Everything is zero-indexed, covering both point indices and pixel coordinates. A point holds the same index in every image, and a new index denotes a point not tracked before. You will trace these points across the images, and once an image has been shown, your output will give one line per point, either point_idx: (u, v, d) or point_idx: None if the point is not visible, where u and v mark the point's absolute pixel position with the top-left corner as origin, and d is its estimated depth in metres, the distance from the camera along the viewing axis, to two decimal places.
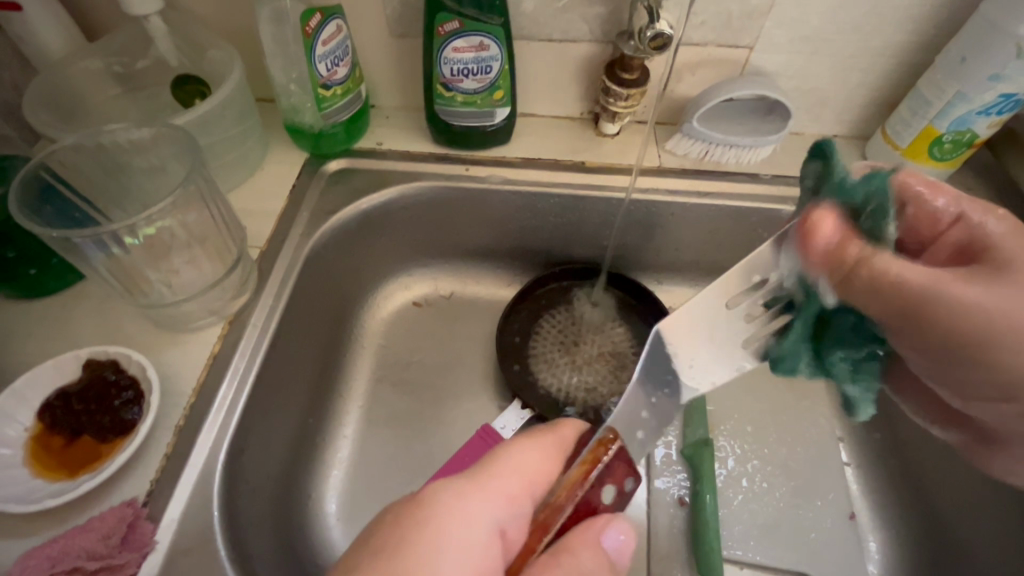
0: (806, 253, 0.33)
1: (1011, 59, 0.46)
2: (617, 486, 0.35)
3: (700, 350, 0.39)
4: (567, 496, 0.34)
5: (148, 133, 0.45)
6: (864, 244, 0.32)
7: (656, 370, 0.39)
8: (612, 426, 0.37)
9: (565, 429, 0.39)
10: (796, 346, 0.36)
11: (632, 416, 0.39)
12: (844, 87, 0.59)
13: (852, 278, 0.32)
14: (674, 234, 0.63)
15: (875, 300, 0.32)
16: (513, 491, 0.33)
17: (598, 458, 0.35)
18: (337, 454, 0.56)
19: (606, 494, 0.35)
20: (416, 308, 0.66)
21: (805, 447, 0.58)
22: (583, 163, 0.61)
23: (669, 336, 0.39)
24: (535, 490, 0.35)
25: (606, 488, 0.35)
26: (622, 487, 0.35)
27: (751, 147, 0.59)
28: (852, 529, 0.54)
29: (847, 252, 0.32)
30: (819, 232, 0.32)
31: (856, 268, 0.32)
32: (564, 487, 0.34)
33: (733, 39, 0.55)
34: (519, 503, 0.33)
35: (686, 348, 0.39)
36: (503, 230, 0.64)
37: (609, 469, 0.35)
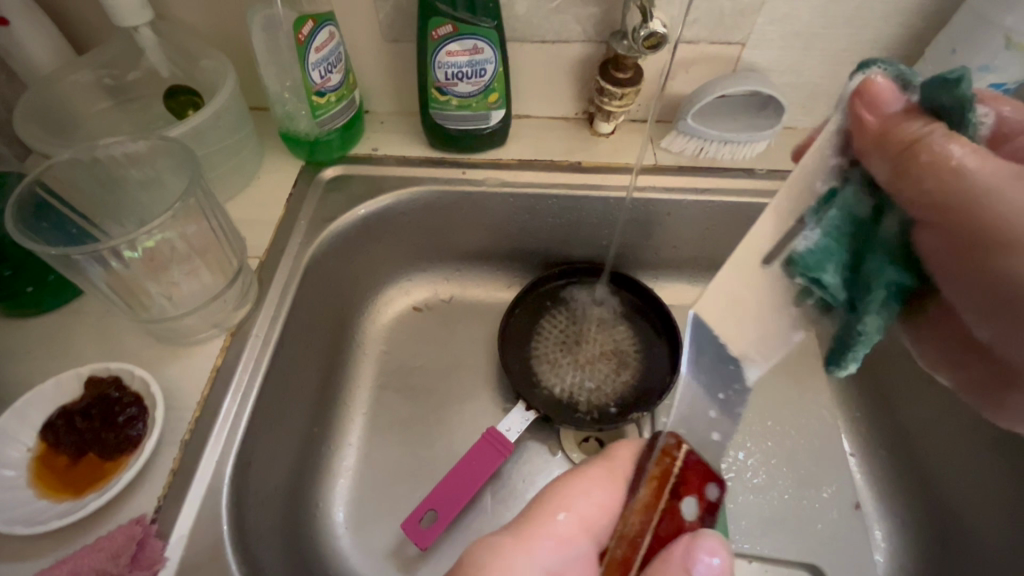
0: (877, 111, 0.29)
1: (999, 50, 0.47)
2: (695, 499, 0.35)
3: (748, 323, 0.32)
4: (643, 523, 0.35)
5: (144, 146, 0.45)
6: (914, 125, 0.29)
7: (715, 366, 0.34)
8: (672, 432, 0.36)
9: (623, 453, 0.40)
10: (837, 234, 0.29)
11: (697, 413, 0.36)
12: (836, 80, 0.59)
13: (920, 163, 0.28)
14: (673, 231, 0.63)
15: (925, 184, 0.29)
16: (564, 532, 0.37)
17: (666, 473, 0.35)
18: (343, 463, 0.56)
19: (688, 508, 0.35)
20: (416, 313, 0.66)
21: (808, 438, 0.58)
22: (579, 163, 0.61)
23: (708, 319, 0.32)
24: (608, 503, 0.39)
25: (686, 501, 0.35)
26: (702, 498, 0.35)
27: (747, 143, 0.59)
28: (858, 519, 0.54)
29: (908, 123, 0.29)
30: (881, 94, 0.29)
31: (915, 147, 0.28)
32: (636, 515, 0.35)
33: (725, 36, 0.55)
34: (575, 543, 0.37)
35: (732, 329, 0.33)
36: (501, 232, 0.64)
37: (682, 483, 0.35)
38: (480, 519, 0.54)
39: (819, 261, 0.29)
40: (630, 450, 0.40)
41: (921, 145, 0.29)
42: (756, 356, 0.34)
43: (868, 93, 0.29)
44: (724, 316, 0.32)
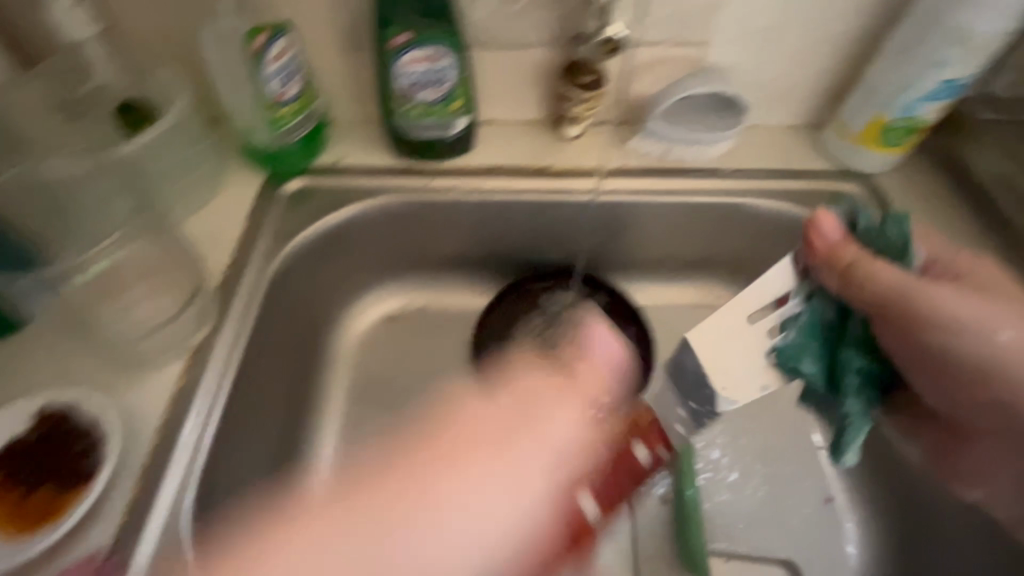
0: (812, 249, 0.40)
1: (949, 47, 0.48)
2: None
3: (732, 357, 0.41)
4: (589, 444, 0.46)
5: (88, 171, 0.46)
6: (855, 252, 0.39)
7: (697, 389, 0.43)
8: None
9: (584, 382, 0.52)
10: (806, 342, 0.40)
11: (685, 418, 0.43)
12: (797, 79, 0.60)
13: (852, 282, 0.39)
14: (643, 233, 0.63)
15: (867, 295, 0.39)
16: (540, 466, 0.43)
17: None
18: (315, 481, 0.56)
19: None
20: (389, 323, 0.65)
21: (782, 433, 0.58)
22: (547, 168, 0.60)
23: (697, 344, 0.42)
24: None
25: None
26: None
27: (711, 143, 0.60)
28: (827, 512, 0.55)
29: (843, 254, 0.39)
30: (823, 231, 0.40)
31: (850, 272, 0.39)
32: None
33: (686, 38, 0.55)
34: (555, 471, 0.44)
35: (712, 358, 0.42)
36: (471, 239, 0.63)
37: None
38: None
39: (796, 353, 0.40)
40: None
41: (856, 267, 0.39)
42: (733, 387, 0.41)
43: (813, 228, 0.41)
44: (715, 354, 0.41)
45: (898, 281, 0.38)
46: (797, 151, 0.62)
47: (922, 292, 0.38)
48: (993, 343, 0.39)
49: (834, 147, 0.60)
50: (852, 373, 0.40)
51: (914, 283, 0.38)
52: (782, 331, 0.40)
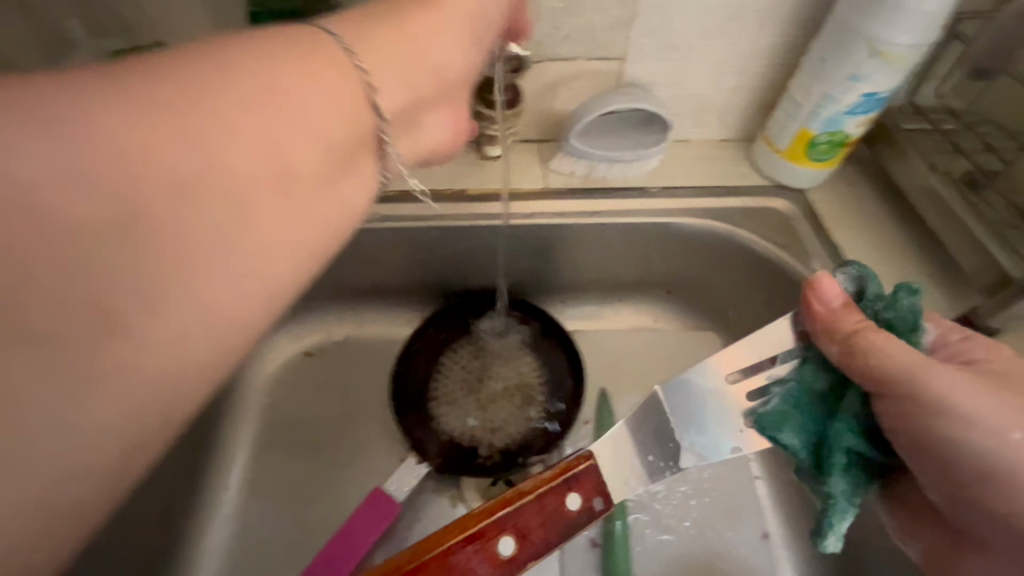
0: (811, 311, 0.38)
1: (865, 59, 0.46)
2: (581, 496, 0.40)
3: (699, 417, 0.41)
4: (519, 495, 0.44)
5: None
6: (857, 319, 0.36)
7: (660, 439, 0.41)
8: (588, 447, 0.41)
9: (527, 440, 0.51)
10: (783, 412, 0.38)
11: (636, 459, 0.41)
12: (722, 92, 0.57)
13: (855, 349, 0.35)
14: (571, 255, 0.60)
15: (860, 367, 0.35)
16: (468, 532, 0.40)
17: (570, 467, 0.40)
18: (214, 539, 0.52)
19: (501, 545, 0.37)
20: (306, 359, 0.61)
21: (717, 464, 0.55)
22: (465, 191, 0.57)
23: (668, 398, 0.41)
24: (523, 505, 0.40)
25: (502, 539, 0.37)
26: (588, 503, 0.40)
27: (634, 161, 0.57)
28: (762, 549, 0.52)
29: (845, 318, 0.37)
30: (824, 291, 0.38)
31: (848, 338, 0.36)
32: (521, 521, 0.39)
33: (601, 52, 0.53)
34: None
35: (682, 414, 0.41)
36: (389, 267, 0.59)
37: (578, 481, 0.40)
38: None
39: (773, 421, 0.38)
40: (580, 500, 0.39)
41: (859, 335, 0.35)
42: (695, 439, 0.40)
43: (814, 290, 0.38)
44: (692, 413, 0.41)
45: (909, 358, 0.34)
46: (726, 166, 0.60)
47: (930, 376, 0.34)
48: (1003, 446, 0.33)
49: (763, 161, 0.58)
50: (841, 447, 0.36)
51: (946, 376, 0.33)
52: (765, 394, 0.40)
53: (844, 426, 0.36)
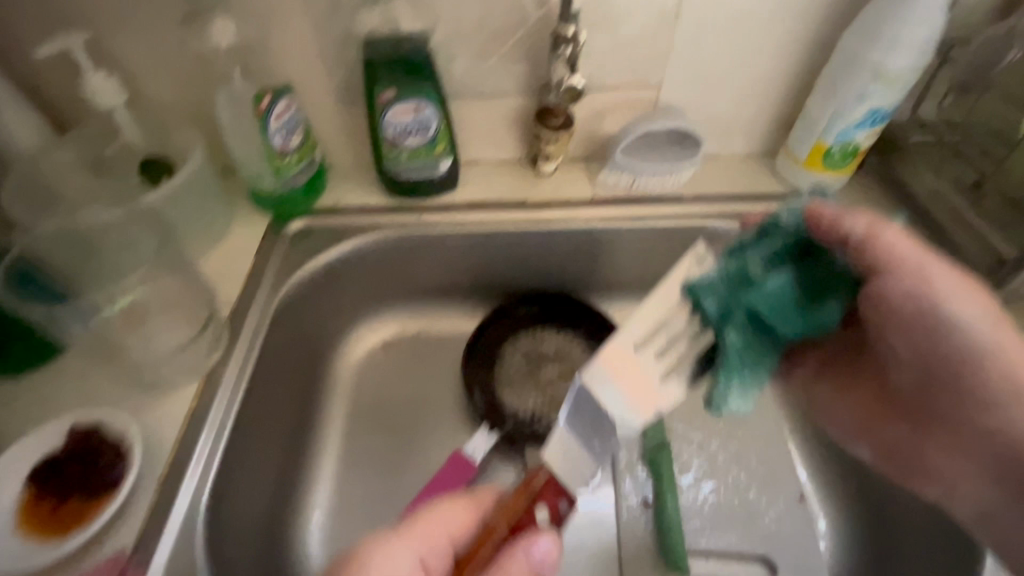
0: (815, 218, 0.38)
1: (869, 81, 0.54)
2: (548, 510, 0.41)
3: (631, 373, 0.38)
4: (501, 520, 0.42)
5: (121, 215, 0.51)
6: (857, 223, 0.38)
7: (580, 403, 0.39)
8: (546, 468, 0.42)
9: (484, 495, 0.45)
10: (716, 287, 0.38)
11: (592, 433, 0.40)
12: (747, 113, 0.66)
13: (868, 248, 0.38)
14: (616, 257, 0.68)
15: (867, 257, 0.38)
16: (451, 530, 0.43)
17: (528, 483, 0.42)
18: (316, 497, 0.59)
19: (540, 516, 0.41)
20: (385, 350, 0.70)
21: (758, 437, 0.62)
22: (525, 201, 0.66)
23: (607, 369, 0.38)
24: (451, 544, 0.42)
25: (540, 511, 0.41)
26: (555, 510, 0.41)
27: (673, 173, 0.65)
28: (803, 510, 0.57)
29: (844, 224, 0.38)
30: (823, 219, 0.38)
31: (866, 243, 0.38)
32: (499, 513, 0.42)
33: (642, 81, 0.62)
34: (441, 545, 0.42)
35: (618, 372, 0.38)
36: (458, 268, 0.69)
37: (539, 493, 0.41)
38: None
39: (704, 287, 0.38)
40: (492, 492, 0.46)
41: (869, 244, 0.38)
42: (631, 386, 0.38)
43: (815, 219, 0.38)
44: (624, 365, 0.38)
45: (902, 254, 0.38)
46: (753, 177, 0.68)
47: (925, 274, 0.38)
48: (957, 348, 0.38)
49: (785, 170, 0.66)
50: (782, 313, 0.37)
51: (925, 263, 0.38)
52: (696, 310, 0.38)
53: (783, 290, 0.37)
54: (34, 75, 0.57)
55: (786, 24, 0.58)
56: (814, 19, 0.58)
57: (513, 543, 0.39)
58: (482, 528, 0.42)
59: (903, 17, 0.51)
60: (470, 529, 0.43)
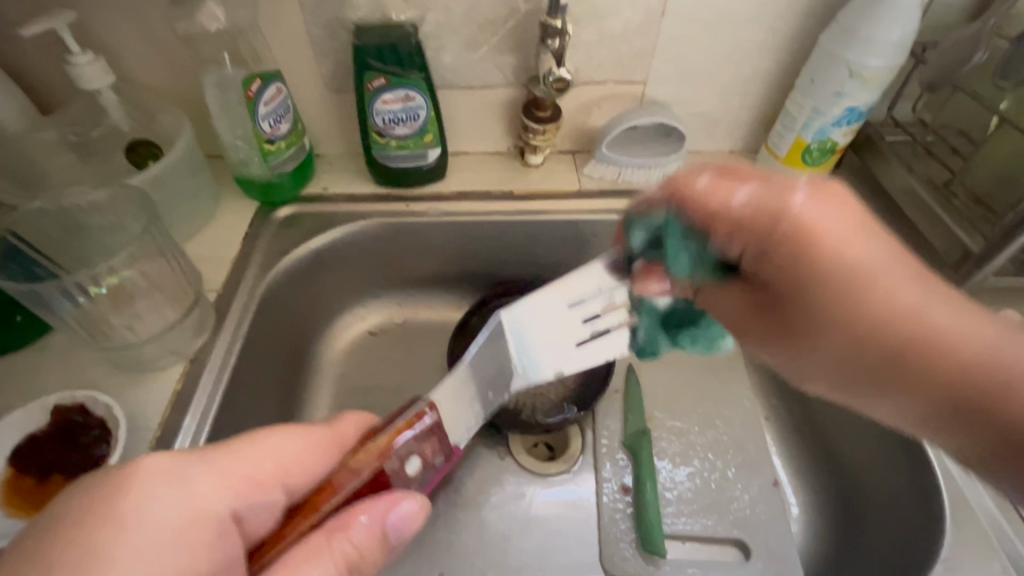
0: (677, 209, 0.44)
1: (846, 80, 0.56)
2: (421, 459, 0.40)
3: (581, 363, 0.48)
4: (365, 462, 0.38)
5: (106, 195, 0.49)
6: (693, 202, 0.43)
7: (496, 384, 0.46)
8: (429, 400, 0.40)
9: (341, 431, 0.44)
10: (649, 332, 0.50)
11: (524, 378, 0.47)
12: (729, 110, 0.68)
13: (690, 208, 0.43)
14: (601, 248, 0.70)
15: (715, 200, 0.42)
16: (257, 475, 0.38)
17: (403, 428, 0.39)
18: None
19: (410, 468, 0.39)
20: (371, 337, 0.70)
21: (736, 425, 0.63)
22: (512, 192, 0.67)
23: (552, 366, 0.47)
24: (285, 493, 0.39)
25: (411, 460, 0.39)
26: (426, 460, 0.40)
27: (657, 166, 0.67)
28: (777, 495, 0.59)
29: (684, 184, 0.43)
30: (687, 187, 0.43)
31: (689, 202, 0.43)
32: (364, 455, 0.38)
33: (629, 76, 0.64)
34: (258, 492, 0.37)
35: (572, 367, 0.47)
36: (445, 257, 0.69)
37: (410, 446, 0.39)
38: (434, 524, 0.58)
39: (652, 335, 0.50)
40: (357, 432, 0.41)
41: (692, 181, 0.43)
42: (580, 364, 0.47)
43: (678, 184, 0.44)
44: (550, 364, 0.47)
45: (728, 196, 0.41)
46: None
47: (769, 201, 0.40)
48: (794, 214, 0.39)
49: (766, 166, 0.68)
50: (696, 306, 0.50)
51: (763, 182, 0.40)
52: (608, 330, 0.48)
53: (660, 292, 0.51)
54: (19, 55, 0.57)
55: (768, 23, 0.60)
56: (795, 19, 0.59)
57: (372, 496, 0.37)
58: (329, 474, 0.40)
59: (879, 17, 0.53)
60: (316, 473, 0.40)
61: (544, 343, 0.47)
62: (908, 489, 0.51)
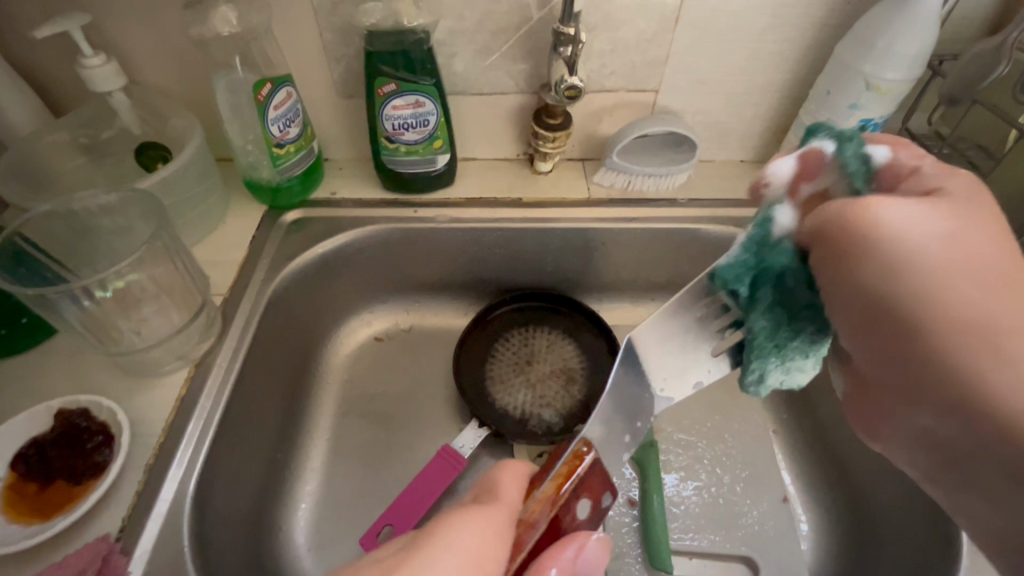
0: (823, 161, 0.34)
1: (862, 91, 0.55)
2: (590, 501, 0.38)
3: (667, 357, 0.39)
4: (541, 510, 0.36)
5: (116, 198, 0.49)
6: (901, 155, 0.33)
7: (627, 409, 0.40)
8: (585, 438, 0.38)
9: (509, 495, 0.36)
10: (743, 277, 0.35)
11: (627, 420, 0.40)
12: (741, 119, 0.67)
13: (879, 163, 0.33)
14: (610, 257, 0.69)
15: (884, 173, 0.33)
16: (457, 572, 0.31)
17: (572, 471, 0.37)
18: (305, 487, 0.59)
19: (580, 510, 0.37)
20: (377, 343, 0.70)
21: (744, 439, 0.63)
22: (521, 199, 0.67)
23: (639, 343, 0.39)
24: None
25: (580, 503, 0.37)
26: (595, 503, 0.38)
27: (668, 176, 0.66)
28: (786, 511, 0.58)
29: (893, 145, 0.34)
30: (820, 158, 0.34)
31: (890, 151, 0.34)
32: (537, 503, 0.36)
33: (641, 85, 0.63)
34: None
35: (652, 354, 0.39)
36: (452, 264, 0.69)
37: (583, 484, 0.37)
38: None
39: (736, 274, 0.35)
40: (516, 485, 0.37)
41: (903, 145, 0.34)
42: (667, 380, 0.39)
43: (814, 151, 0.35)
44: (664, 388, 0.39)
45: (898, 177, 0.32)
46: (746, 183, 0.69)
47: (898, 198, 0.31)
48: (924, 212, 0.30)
49: None
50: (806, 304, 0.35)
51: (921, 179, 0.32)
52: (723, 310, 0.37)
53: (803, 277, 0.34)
54: (31, 56, 0.57)
55: (782, 33, 0.59)
56: (810, 29, 0.59)
57: (559, 542, 0.35)
58: (519, 537, 0.35)
59: (897, 28, 0.52)
60: (501, 563, 0.33)
61: (655, 358, 0.39)
62: (923, 509, 0.50)
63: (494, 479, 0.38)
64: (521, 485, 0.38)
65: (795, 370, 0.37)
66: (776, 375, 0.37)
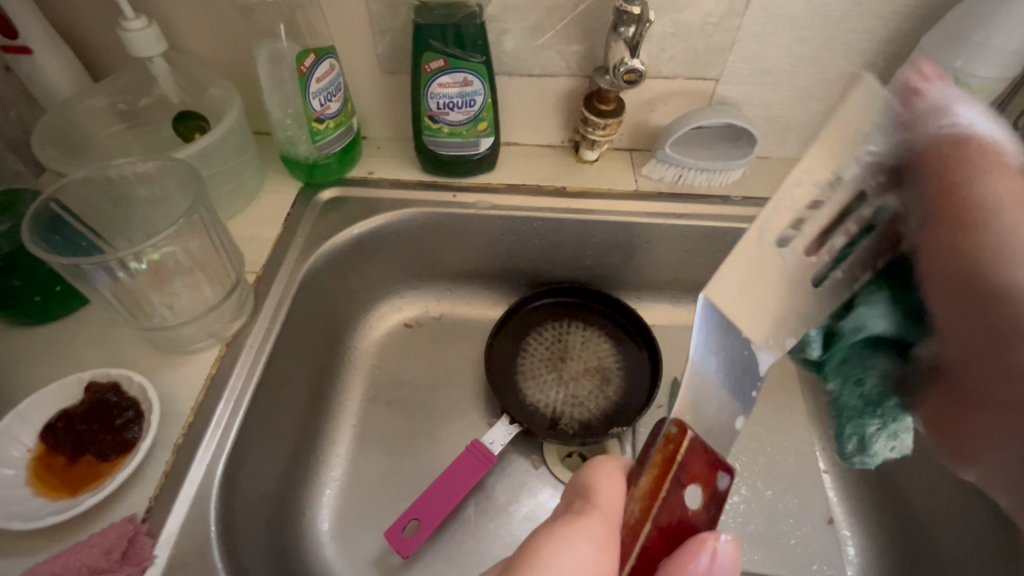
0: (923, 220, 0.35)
1: (950, 88, 0.51)
2: (703, 489, 0.35)
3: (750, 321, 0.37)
4: (642, 514, 0.35)
5: (153, 167, 0.48)
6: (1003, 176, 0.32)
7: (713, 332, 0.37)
8: (676, 419, 0.36)
9: (603, 500, 0.36)
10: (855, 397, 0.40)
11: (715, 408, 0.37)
12: (805, 114, 0.63)
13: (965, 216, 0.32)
14: (654, 254, 0.66)
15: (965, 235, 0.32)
16: None
17: (671, 459, 0.35)
18: (330, 474, 0.57)
19: (692, 499, 0.35)
20: (406, 329, 0.68)
21: (787, 454, 0.59)
22: (564, 188, 0.64)
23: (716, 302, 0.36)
24: None
25: (691, 491, 0.35)
26: (711, 487, 0.35)
27: (723, 171, 0.62)
28: (830, 534, 0.55)
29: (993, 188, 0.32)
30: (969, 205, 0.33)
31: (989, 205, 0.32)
32: (636, 503, 0.35)
33: (700, 73, 0.59)
34: None
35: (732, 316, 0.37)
36: (488, 253, 0.66)
37: (687, 472, 0.35)
38: (462, 532, 0.55)
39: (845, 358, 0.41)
40: (613, 494, 0.36)
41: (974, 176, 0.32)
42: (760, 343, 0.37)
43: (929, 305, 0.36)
44: (733, 298, 0.36)
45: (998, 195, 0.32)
46: None
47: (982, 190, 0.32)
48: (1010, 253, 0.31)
49: None
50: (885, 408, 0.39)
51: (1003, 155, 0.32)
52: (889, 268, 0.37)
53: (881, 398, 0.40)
54: (73, 17, 0.56)
55: (863, 21, 0.54)
56: (893, 18, 0.54)
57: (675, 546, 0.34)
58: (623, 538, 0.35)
59: (997, 15, 0.47)
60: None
61: (736, 312, 0.36)
62: None
63: (588, 480, 0.37)
64: (617, 483, 0.37)
65: (901, 435, 0.38)
66: (879, 443, 0.39)
